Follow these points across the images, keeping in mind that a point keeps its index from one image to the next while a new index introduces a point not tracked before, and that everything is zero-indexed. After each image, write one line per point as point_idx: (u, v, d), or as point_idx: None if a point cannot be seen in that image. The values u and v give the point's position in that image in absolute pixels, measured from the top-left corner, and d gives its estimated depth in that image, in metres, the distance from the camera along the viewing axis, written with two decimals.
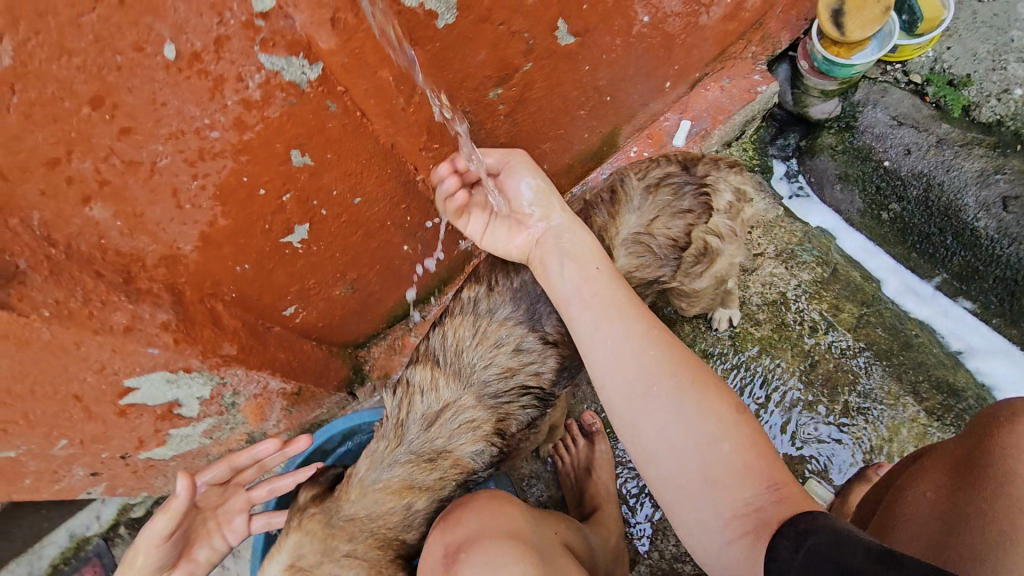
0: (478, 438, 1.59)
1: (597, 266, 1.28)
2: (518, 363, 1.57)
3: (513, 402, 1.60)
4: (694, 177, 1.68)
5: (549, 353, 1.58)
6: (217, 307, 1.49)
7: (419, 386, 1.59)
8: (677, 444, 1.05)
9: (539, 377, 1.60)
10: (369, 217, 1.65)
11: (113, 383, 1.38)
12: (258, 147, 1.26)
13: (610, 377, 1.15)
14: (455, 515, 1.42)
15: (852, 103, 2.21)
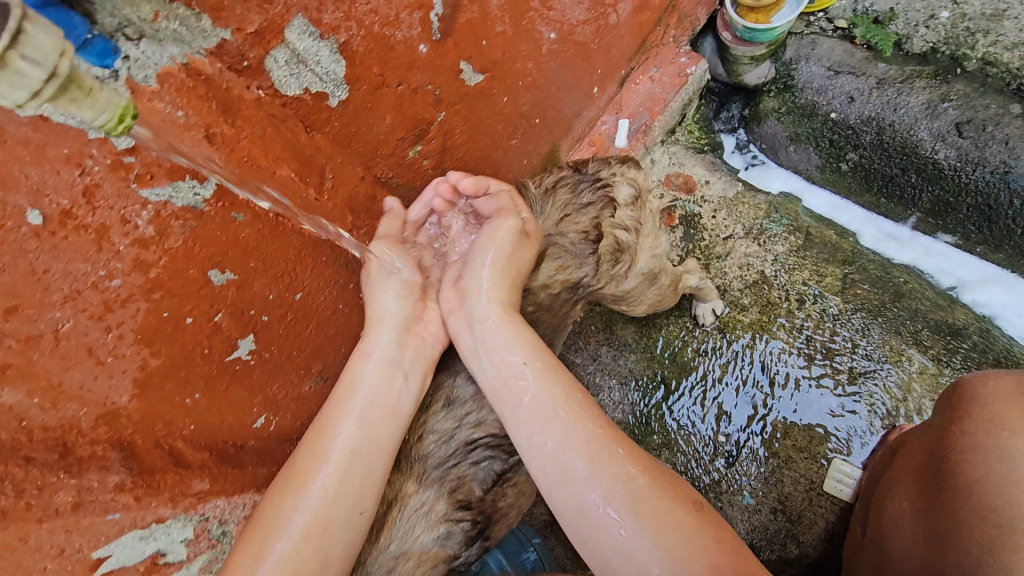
0: (436, 522, 1.44)
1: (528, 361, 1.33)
2: (455, 419, 1.51)
3: (462, 462, 1.49)
4: (587, 174, 1.65)
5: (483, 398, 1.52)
6: (177, 445, 1.38)
7: None
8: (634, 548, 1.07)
9: (483, 426, 1.52)
10: (319, 308, 1.55)
11: (79, 561, 1.23)
12: (170, 280, 1.16)
13: (558, 487, 1.18)
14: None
15: (784, 63, 2.14)
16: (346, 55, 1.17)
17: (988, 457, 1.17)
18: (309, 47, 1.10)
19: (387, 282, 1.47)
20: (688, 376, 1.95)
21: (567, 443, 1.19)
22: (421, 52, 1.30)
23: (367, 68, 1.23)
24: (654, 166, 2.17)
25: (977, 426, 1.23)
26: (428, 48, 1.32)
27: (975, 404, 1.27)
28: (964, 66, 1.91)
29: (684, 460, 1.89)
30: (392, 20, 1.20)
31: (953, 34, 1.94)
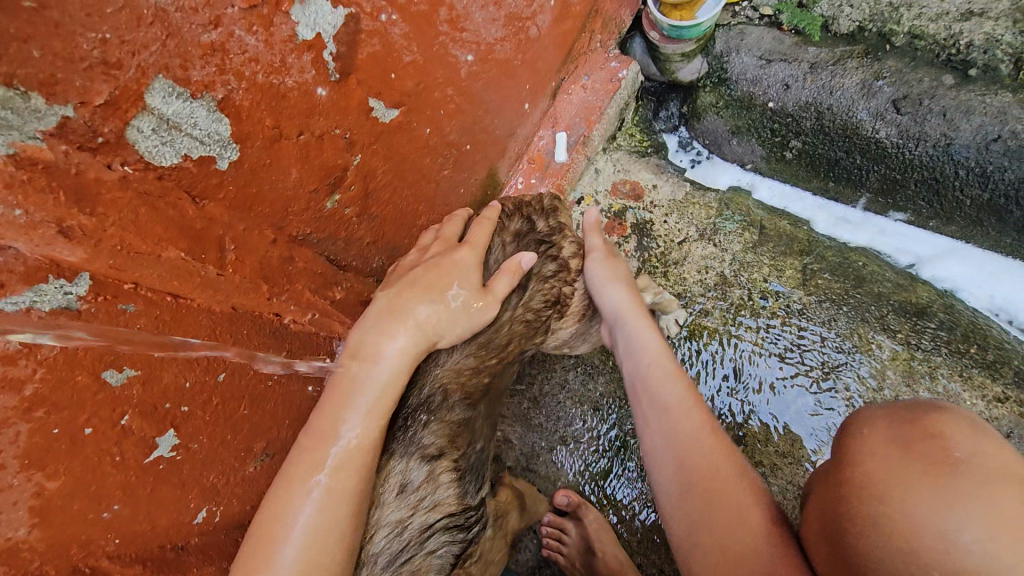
0: None
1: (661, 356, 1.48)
2: (408, 507, 1.33)
3: (417, 554, 1.35)
4: (537, 229, 1.56)
5: (440, 474, 1.37)
6: (100, 566, 1.21)
7: None
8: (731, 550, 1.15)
9: (439, 507, 1.38)
10: (248, 384, 1.40)
11: None
12: (54, 391, 0.99)
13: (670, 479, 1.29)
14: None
15: (716, 56, 2.09)
16: (227, 111, 1.03)
17: (867, 536, 0.91)
18: (179, 110, 0.96)
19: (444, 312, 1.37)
20: None
21: (695, 446, 1.29)
22: (319, 96, 1.17)
23: (258, 122, 1.09)
24: (598, 176, 2.09)
25: (859, 495, 0.95)
26: (327, 90, 1.19)
27: (847, 459, 1.01)
28: (892, 42, 1.87)
29: None
30: (276, 67, 1.07)
31: (877, 11, 1.89)
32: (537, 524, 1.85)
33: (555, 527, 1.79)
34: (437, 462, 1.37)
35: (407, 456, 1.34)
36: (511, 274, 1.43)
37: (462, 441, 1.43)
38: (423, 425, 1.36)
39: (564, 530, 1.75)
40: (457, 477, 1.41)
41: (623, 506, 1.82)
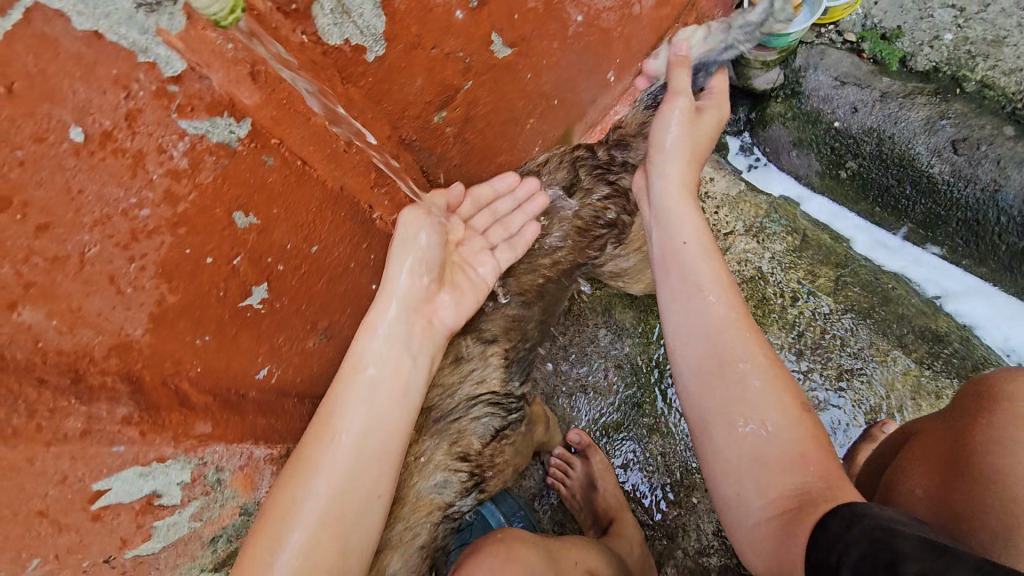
0: (435, 471, 1.55)
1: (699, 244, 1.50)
2: (461, 375, 1.62)
3: (462, 417, 1.61)
4: (597, 157, 1.79)
5: (490, 353, 1.69)
6: (182, 386, 1.40)
7: None
8: (753, 431, 1.24)
9: (486, 382, 1.67)
10: (330, 265, 1.57)
11: (80, 491, 1.27)
12: (196, 215, 1.17)
13: (698, 361, 1.36)
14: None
15: (794, 70, 2.21)
16: (387, 11, 1.19)
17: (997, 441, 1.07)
18: None
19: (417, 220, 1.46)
20: None
21: (724, 329, 1.37)
22: (457, 17, 1.33)
23: (406, 27, 1.26)
24: None
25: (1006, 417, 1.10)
26: (465, 14, 1.34)
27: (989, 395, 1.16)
28: (963, 87, 1.99)
29: (674, 443, 1.93)
30: None
31: (955, 56, 2.01)
32: (545, 457, 2.01)
33: (562, 461, 1.96)
34: (491, 345, 1.68)
35: (467, 333, 1.64)
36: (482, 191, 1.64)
37: (513, 334, 1.74)
38: (484, 314, 1.68)
39: (571, 464, 1.93)
40: (504, 363, 1.72)
41: (626, 457, 1.96)
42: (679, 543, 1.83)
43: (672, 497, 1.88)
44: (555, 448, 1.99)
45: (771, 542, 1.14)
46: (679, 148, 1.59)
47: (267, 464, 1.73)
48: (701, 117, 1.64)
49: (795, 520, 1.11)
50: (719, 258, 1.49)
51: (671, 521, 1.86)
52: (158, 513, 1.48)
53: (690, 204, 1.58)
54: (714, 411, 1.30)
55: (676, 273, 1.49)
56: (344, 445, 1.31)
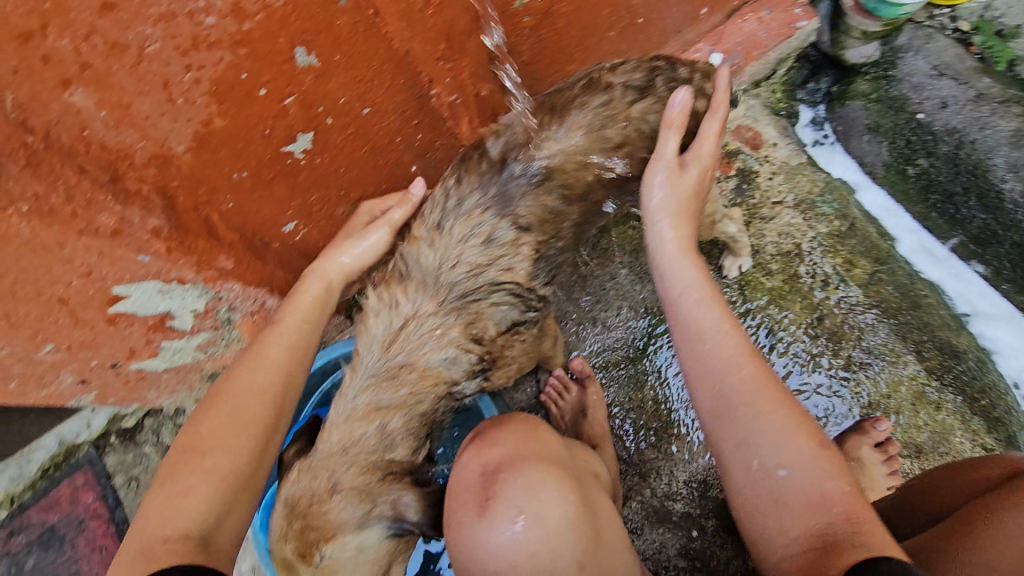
0: (447, 344, 1.58)
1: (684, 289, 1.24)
2: (489, 257, 1.57)
3: (481, 301, 1.60)
4: (677, 72, 1.53)
5: (522, 242, 1.59)
6: (212, 217, 1.40)
7: (375, 311, 1.58)
8: (755, 475, 1.02)
9: (512, 272, 1.61)
10: (378, 132, 1.55)
11: (101, 289, 1.31)
12: (259, 40, 1.14)
13: (704, 408, 1.11)
14: (455, 469, 1.35)
15: (893, 48, 2.09)
16: None
17: None
18: None
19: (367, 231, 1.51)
20: None
21: (730, 372, 1.10)
22: None
23: None
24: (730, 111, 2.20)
25: None
26: None
27: None
28: None
29: (665, 390, 1.96)
30: None
31: None
32: (543, 375, 2.06)
33: (560, 382, 1.99)
34: (524, 232, 1.58)
35: (501, 214, 1.55)
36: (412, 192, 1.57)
37: (548, 226, 1.61)
38: (521, 193, 1.54)
39: (568, 388, 1.96)
40: (534, 255, 1.64)
41: (619, 394, 1.99)
42: (648, 484, 1.88)
43: (653, 441, 1.92)
44: (556, 369, 2.02)
45: None
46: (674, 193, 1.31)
47: None
48: (687, 170, 1.35)
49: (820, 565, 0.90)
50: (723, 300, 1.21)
51: (647, 461, 1.91)
52: (167, 333, 1.55)
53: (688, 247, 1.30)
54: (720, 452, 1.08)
55: (677, 316, 1.21)
56: (225, 454, 1.16)
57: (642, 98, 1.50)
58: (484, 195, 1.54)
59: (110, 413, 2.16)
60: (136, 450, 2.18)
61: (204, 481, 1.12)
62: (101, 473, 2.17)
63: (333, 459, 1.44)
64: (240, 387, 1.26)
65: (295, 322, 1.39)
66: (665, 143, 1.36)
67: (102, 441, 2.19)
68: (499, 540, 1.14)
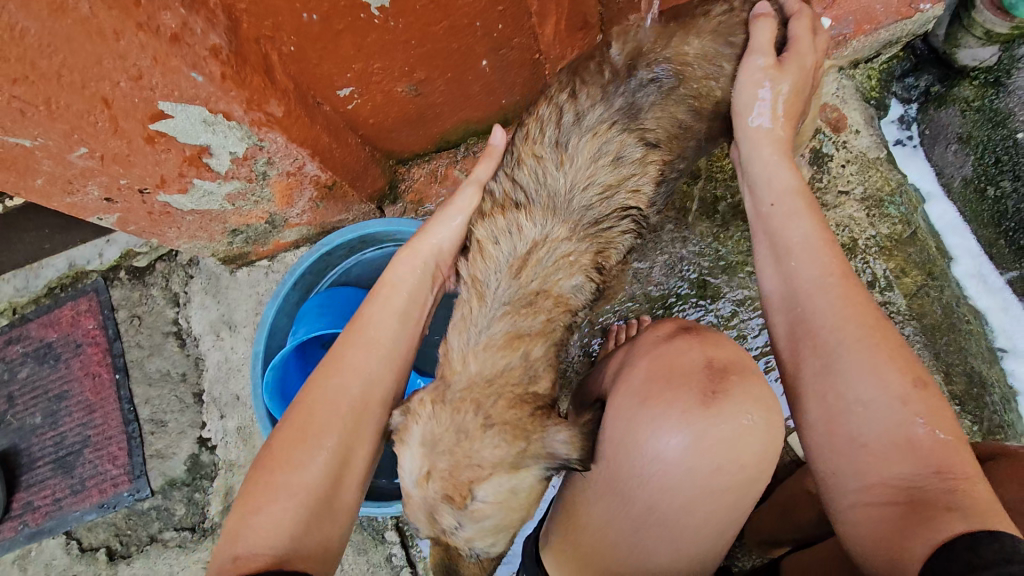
0: (577, 272, 1.57)
1: (772, 202, 1.30)
2: (618, 176, 1.56)
3: (613, 225, 1.60)
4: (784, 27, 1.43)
5: (650, 162, 1.57)
6: (271, 56, 1.33)
7: (491, 237, 1.55)
8: (835, 423, 1.09)
9: (638, 195, 1.60)
10: (461, 9, 1.44)
11: (147, 102, 1.25)
12: None
13: (789, 334, 1.19)
14: (632, 365, 1.32)
15: (1014, 56, 1.88)
16: None
17: None
18: None
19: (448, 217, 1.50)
20: (731, 290, 1.94)
21: (824, 295, 1.15)
22: None
23: None
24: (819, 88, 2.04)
25: None
26: None
27: None
28: None
29: None
30: None
31: None
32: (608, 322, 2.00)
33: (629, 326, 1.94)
34: (650, 150, 1.55)
35: (627, 129, 1.53)
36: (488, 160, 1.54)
37: (677, 143, 1.57)
38: (648, 104, 1.51)
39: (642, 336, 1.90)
40: (659, 177, 1.61)
41: None
42: None
43: None
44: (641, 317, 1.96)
45: (867, 533, 1.02)
46: (780, 94, 1.34)
47: (310, 187, 1.75)
48: (788, 67, 1.35)
49: (914, 515, 0.96)
50: (819, 215, 1.25)
51: None
52: (201, 172, 1.50)
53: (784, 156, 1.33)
54: (800, 378, 1.15)
55: (771, 228, 1.28)
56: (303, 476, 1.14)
57: (755, 35, 1.39)
58: (611, 108, 1.52)
59: (125, 248, 2.16)
60: (143, 290, 2.16)
61: (290, 498, 1.11)
62: (105, 304, 2.16)
63: (476, 392, 1.39)
64: (324, 391, 1.23)
65: (381, 313, 1.35)
66: (760, 35, 1.38)
67: (110, 275, 2.18)
68: (671, 446, 1.14)
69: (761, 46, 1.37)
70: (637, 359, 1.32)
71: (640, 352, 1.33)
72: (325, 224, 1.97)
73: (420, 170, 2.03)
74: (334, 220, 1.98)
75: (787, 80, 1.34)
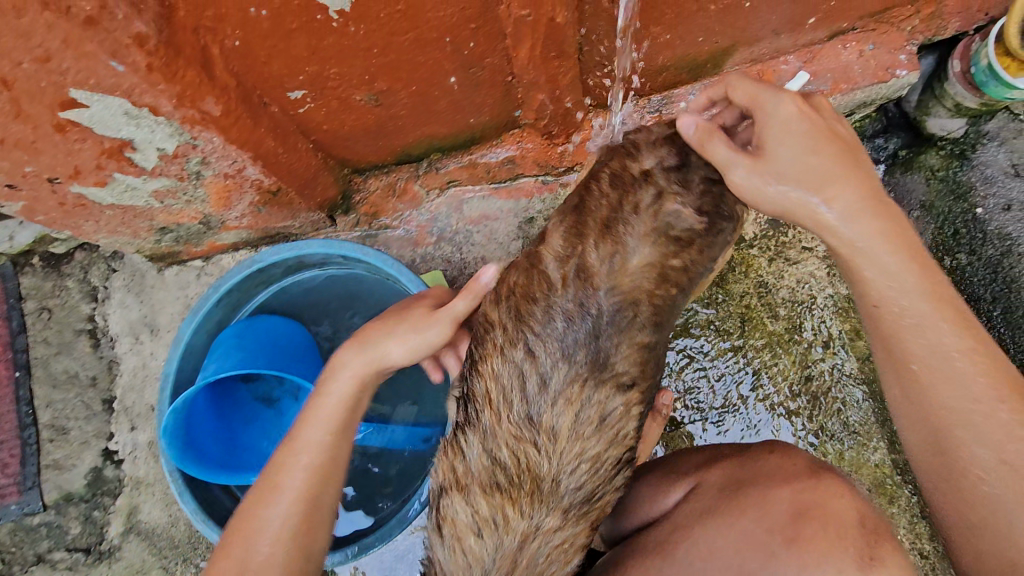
0: (572, 555, 1.22)
1: (875, 301, 1.20)
2: (603, 441, 1.21)
3: (609, 484, 1.25)
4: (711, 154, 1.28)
5: (633, 412, 1.24)
6: (211, 49, 1.18)
7: (472, 529, 1.20)
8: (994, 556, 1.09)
9: (625, 442, 1.25)
10: (430, 22, 1.33)
11: (55, 87, 1.09)
12: None
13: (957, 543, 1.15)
14: (745, 494, 1.21)
15: (979, 131, 1.95)
16: None
17: None
18: None
19: (394, 339, 1.32)
20: (687, 338, 1.88)
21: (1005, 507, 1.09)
22: None
23: None
24: None
25: None
26: None
27: None
28: None
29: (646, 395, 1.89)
30: None
31: None
32: None
33: None
34: (629, 392, 1.22)
35: (601, 383, 1.19)
36: (465, 298, 1.31)
37: (650, 369, 1.25)
38: (612, 345, 1.19)
39: None
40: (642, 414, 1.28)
41: None
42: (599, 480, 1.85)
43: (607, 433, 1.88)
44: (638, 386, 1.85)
45: None
46: (810, 172, 1.20)
47: (251, 192, 1.61)
48: (771, 153, 1.22)
49: None
50: (939, 294, 1.17)
51: None
52: (122, 166, 1.34)
53: (876, 222, 1.18)
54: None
55: (886, 329, 1.19)
56: None
57: (716, 146, 1.22)
58: (575, 364, 1.18)
59: (38, 233, 1.94)
60: (58, 281, 1.96)
61: None
62: (12, 293, 1.95)
63: None
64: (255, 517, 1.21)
65: (311, 433, 1.27)
66: (719, 152, 1.22)
67: (21, 261, 1.97)
68: None
69: (737, 155, 1.21)
70: (769, 484, 1.21)
71: (769, 480, 1.22)
72: (268, 229, 1.83)
73: (377, 182, 1.91)
74: (278, 226, 1.85)
75: (793, 160, 1.21)
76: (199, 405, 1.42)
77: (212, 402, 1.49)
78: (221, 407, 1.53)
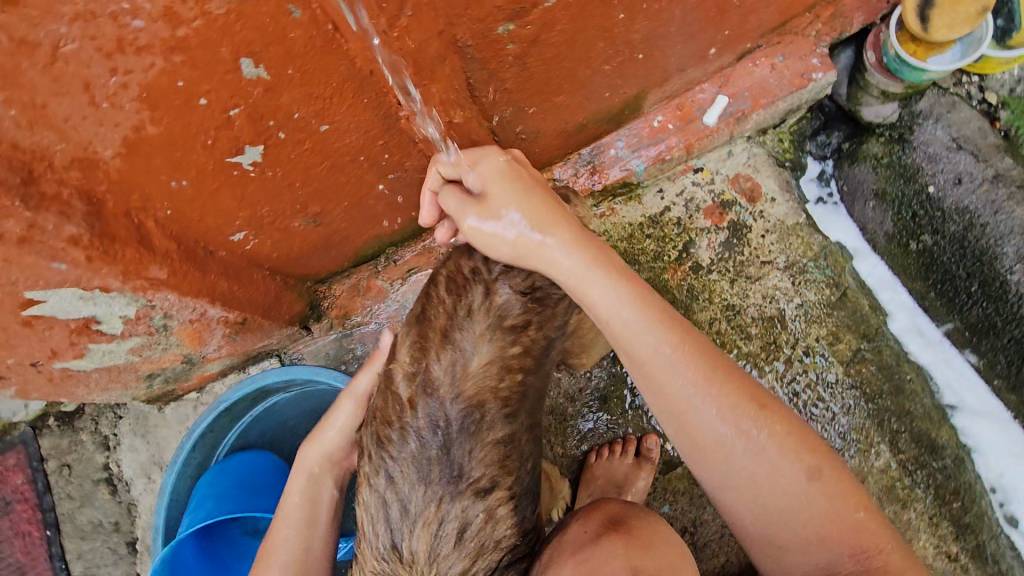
0: None
1: (618, 316, 1.17)
2: (467, 555, 1.28)
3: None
4: None
5: (506, 507, 1.34)
6: (146, 224, 1.30)
7: None
8: (763, 527, 1.09)
9: (501, 544, 1.33)
10: (341, 148, 1.43)
11: (12, 294, 1.23)
12: (198, 48, 1.01)
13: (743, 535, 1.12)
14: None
15: (913, 112, 1.93)
16: None
17: None
18: None
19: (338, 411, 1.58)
20: None
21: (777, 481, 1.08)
22: None
23: None
24: (729, 159, 2.04)
25: None
26: None
27: None
28: None
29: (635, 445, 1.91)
30: None
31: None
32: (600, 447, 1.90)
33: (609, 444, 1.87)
34: (489, 496, 1.31)
35: (458, 495, 1.27)
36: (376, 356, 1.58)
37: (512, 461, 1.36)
38: (460, 449, 1.28)
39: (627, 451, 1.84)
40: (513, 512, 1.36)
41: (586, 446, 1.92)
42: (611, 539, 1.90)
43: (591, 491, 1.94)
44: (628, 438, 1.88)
45: None
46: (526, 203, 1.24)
47: (220, 326, 1.71)
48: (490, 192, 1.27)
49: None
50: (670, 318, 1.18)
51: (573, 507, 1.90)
52: (93, 337, 1.46)
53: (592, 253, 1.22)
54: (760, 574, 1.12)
55: (620, 340, 1.19)
56: None
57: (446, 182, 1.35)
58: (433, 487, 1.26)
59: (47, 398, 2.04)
60: (74, 437, 2.07)
61: None
62: (35, 455, 2.07)
63: None
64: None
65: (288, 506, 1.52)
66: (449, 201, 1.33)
67: (38, 423, 2.09)
68: None
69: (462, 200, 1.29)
70: (561, 560, 1.20)
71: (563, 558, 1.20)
72: (248, 351, 1.92)
73: (341, 286, 1.99)
74: (257, 346, 1.94)
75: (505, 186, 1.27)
76: (187, 552, 1.65)
77: (202, 544, 1.73)
78: (212, 544, 1.77)
